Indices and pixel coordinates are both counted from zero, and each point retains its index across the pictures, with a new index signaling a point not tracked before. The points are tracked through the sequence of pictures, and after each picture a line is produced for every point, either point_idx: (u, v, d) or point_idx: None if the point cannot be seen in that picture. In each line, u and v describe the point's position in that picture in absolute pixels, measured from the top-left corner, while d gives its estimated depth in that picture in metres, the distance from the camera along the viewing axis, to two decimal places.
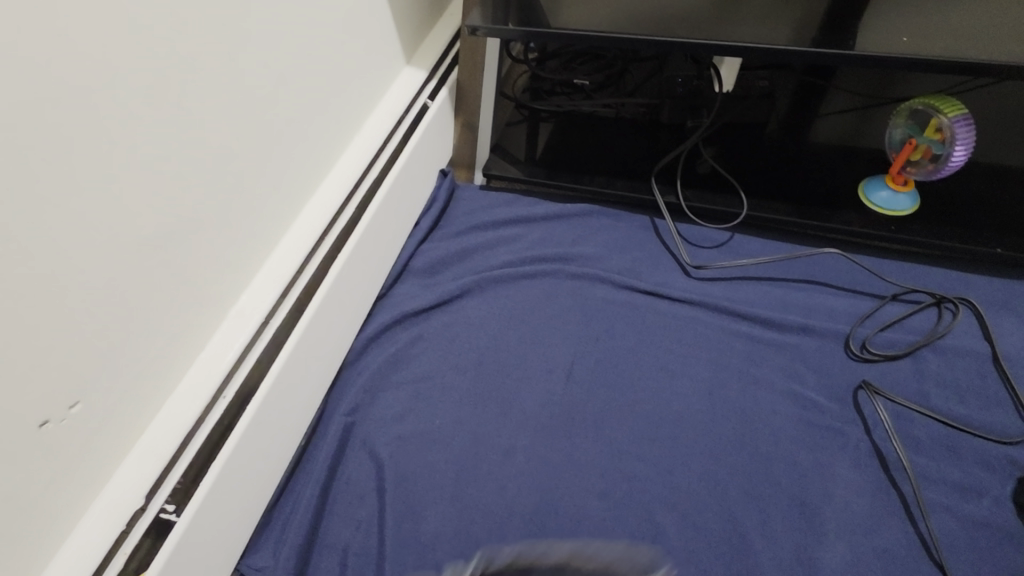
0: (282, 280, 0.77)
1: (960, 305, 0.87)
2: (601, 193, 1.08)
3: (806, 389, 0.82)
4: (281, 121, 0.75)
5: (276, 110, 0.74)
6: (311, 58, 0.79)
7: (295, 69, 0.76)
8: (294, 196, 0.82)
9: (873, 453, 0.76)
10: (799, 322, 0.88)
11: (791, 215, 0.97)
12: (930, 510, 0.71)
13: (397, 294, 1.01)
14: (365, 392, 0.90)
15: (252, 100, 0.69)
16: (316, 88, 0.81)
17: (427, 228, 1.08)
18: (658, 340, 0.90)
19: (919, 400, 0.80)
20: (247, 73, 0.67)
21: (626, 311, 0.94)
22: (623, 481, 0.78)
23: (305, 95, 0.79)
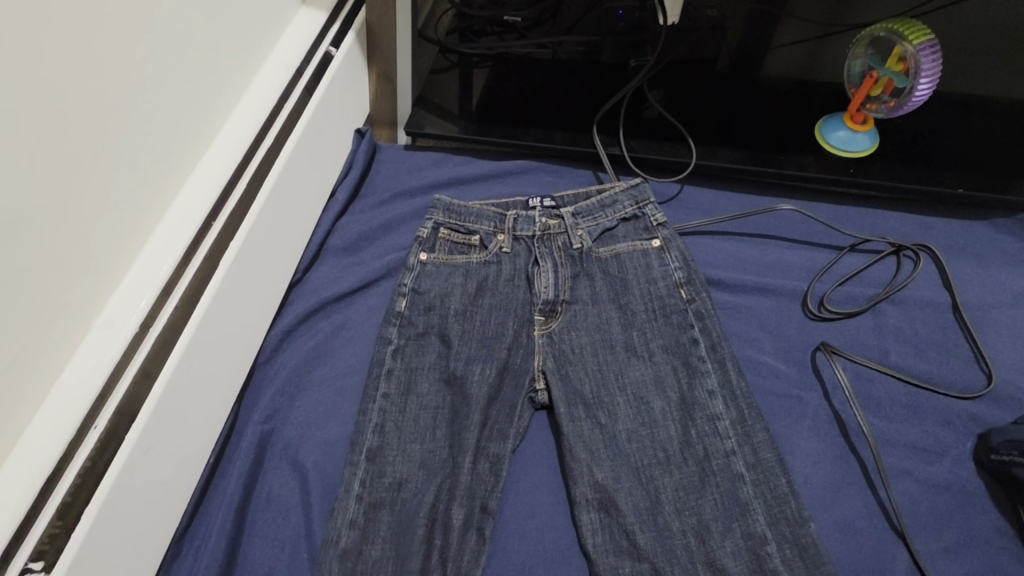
0: (159, 283, 0.66)
1: (920, 252, 0.81)
2: (538, 147, 0.96)
3: (763, 355, 0.77)
4: (135, 92, 0.62)
5: (125, 79, 0.61)
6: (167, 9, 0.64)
7: (145, 25, 0.62)
8: (168, 180, 0.69)
9: (833, 419, 0.72)
10: (754, 282, 0.82)
11: (743, 162, 0.89)
12: (891, 477, 0.67)
13: (315, 277, 0.90)
14: (283, 393, 0.80)
15: (87, 69, 0.56)
16: (177, 44, 0.67)
17: (346, 199, 0.96)
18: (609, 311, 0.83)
19: (879, 358, 0.75)
20: (78, 36, 0.54)
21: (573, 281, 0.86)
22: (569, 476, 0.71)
23: (164, 55, 0.65)
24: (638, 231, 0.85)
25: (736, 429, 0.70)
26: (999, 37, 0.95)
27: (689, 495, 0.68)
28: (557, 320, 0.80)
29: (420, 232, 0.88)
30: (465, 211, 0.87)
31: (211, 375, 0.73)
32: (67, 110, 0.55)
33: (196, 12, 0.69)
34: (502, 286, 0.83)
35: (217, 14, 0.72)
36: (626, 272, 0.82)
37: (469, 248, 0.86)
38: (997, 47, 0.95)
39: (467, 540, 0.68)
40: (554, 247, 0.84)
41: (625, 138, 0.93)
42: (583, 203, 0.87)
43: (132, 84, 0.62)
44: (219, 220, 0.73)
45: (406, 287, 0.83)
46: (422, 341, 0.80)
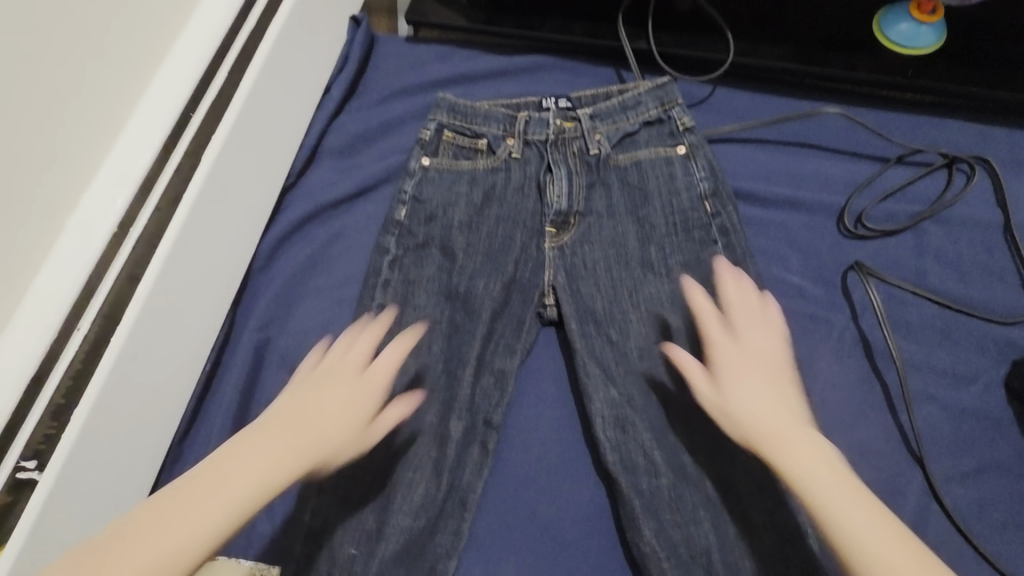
0: (135, 182, 0.61)
1: (975, 166, 0.73)
2: (554, 40, 0.86)
3: (789, 274, 0.71)
4: None
5: None
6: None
7: None
8: (136, 68, 0.63)
9: (860, 342, 0.67)
10: (786, 196, 0.75)
11: (787, 61, 0.78)
12: (915, 402, 0.64)
13: (310, 181, 0.83)
14: (279, 302, 0.76)
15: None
16: None
17: (342, 96, 0.87)
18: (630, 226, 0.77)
19: (916, 280, 0.69)
20: None
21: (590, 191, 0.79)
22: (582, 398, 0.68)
23: None
24: (661, 137, 0.77)
25: (754, 350, 0.67)
26: None
27: (702, 414, 0.65)
28: (570, 232, 0.74)
29: (422, 133, 0.81)
30: (471, 111, 0.79)
31: (202, 281, 0.69)
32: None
33: None
34: (511, 194, 0.77)
35: None
36: (647, 182, 0.76)
37: (476, 153, 0.79)
38: None
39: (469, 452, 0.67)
40: (568, 152, 0.77)
41: (653, 30, 0.82)
42: (603, 104, 0.78)
43: None
44: (197, 115, 0.68)
45: (407, 194, 0.78)
46: (423, 253, 0.76)
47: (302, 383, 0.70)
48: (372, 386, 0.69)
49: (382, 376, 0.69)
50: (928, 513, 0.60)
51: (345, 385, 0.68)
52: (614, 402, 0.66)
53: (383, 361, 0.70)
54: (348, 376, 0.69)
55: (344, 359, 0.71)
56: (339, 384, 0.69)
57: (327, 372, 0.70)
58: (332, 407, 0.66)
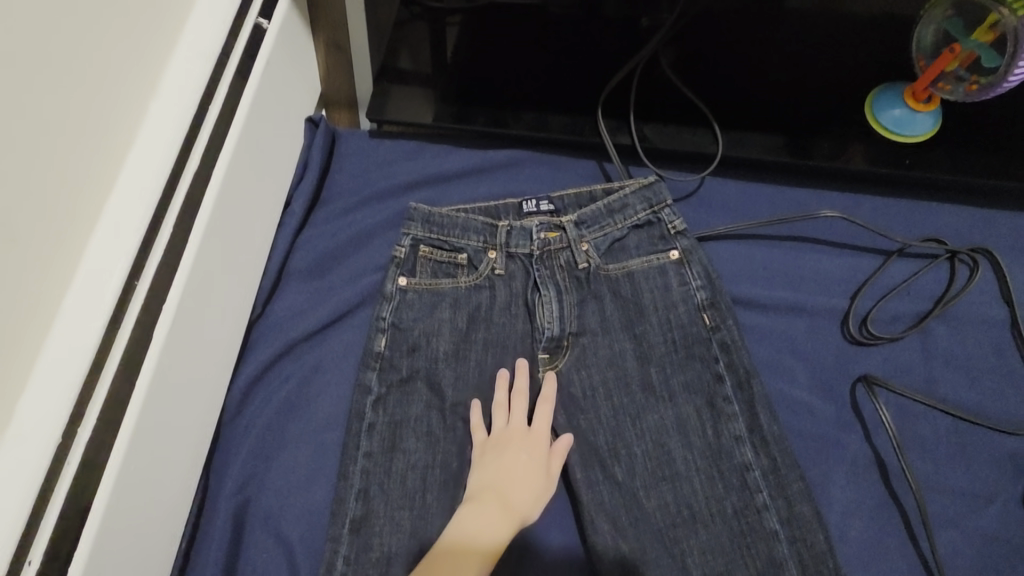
0: (77, 379, 0.52)
1: (977, 257, 0.70)
2: (531, 135, 0.80)
3: (798, 388, 0.68)
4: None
5: None
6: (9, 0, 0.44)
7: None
8: (69, 238, 0.53)
9: (874, 462, 0.64)
10: (788, 301, 0.71)
11: (780, 154, 0.74)
12: (936, 528, 0.62)
13: (278, 311, 0.76)
14: (256, 455, 0.70)
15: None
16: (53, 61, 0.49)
17: (305, 209, 0.80)
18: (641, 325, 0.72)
19: (926, 389, 0.67)
20: None
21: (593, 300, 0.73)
22: (586, 548, 0.64)
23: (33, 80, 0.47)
24: (652, 241, 0.72)
25: (767, 481, 0.63)
26: None
27: (716, 558, 0.62)
28: (564, 357, 0.70)
29: (396, 250, 0.75)
30: (447, 224, 0.74)
31: (166, 463, 0.61)
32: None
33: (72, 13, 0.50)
34: (498, 317, 0.72)
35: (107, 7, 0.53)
36: (640, 294, 0.71)
37: (457, 268, 0.74)
38: None
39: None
40: (556, 267, 0.72)
41: (636, 123, 0.77)
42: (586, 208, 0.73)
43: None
44: (146, 275, 0.58)
45: (385, 322, 0.72)
46: (410, 391, 0.70)
47: (481, 456, 0.67)
48: (534, 445, 0.67)
49: (538, 437, 0.67)
50: None
51: (529, 454, 0.66)
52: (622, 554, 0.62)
53: (538, 425, 0.67)
54: (518, 440, 0.67)
55: (514, 426, 0.67)
56: (521, 452, 0.66)
57: (497, 443, 0.67)
58: (526, 469, 0.65)
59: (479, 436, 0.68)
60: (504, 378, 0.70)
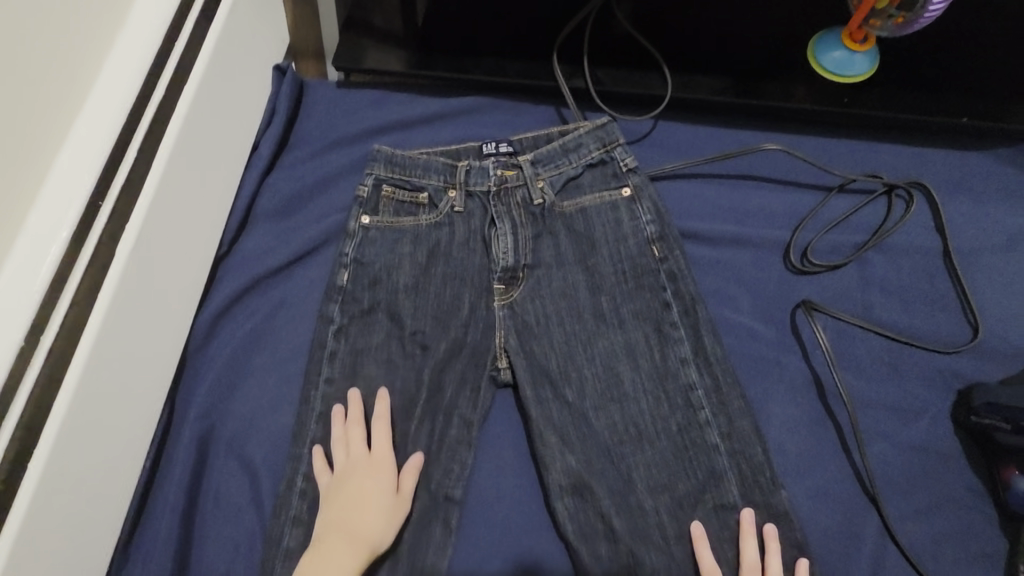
0: (42, 287, 0.56)
1: (914, 191, 0.74)
2: (491, 81, 0.82)
3: (740, 315, 0.71)
4: None
5: None
6: None
7: None
8: (31, 158, 0.56)
9: (811, 382, 0.68)
10: (733, 234, 0.74)
11: (726, 94, 0.77)
12: (867, 439, 0.65)
13: (245, 249, 0.79)
14: (222, 384, 0.72)
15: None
16: None
17: (272, 152, 0.83)
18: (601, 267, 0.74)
19: (862, 313, 0.70)
20: None
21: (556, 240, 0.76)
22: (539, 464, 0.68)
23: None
24: (606, 178, 0.75)
25: (709, 399, 0.66)
26: None
27: (659, 469, 0.65)
28: (519, 288, 0.73)
29: (359, 190, 0.76)
30: (409, 163, 0.75)
31: (129, 382, 0.64)
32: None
33: None
34: (456, 250, 0.74)
35: None
36: (593, 230, 0.73)
37: (418, 207, 0.75)
38: None
39: (430, 529, 0.66)
40: (512, 203, 0.74)
41: (589, 67, 0.80)
42: (544, 148, 0.75)
43: None
44: (108, 200, 0.62)
45: (348, 257, 0.74)
46: (370, 321, 0.72)
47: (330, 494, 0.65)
48: (381, 470, 0.66)
49: (382, 463, 0.66)
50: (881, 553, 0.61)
51: (374, 481, 0.65)
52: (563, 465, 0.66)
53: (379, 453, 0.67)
54: (360, 472, 0.65)
55: (353, 459, 0.66)
56: (365, 483, 0.65)
57: (344, 477, 0.65)
58: (375, 497, 0.64)
59: (326, 478, 0.66)
60: (339, 416, 0.68)
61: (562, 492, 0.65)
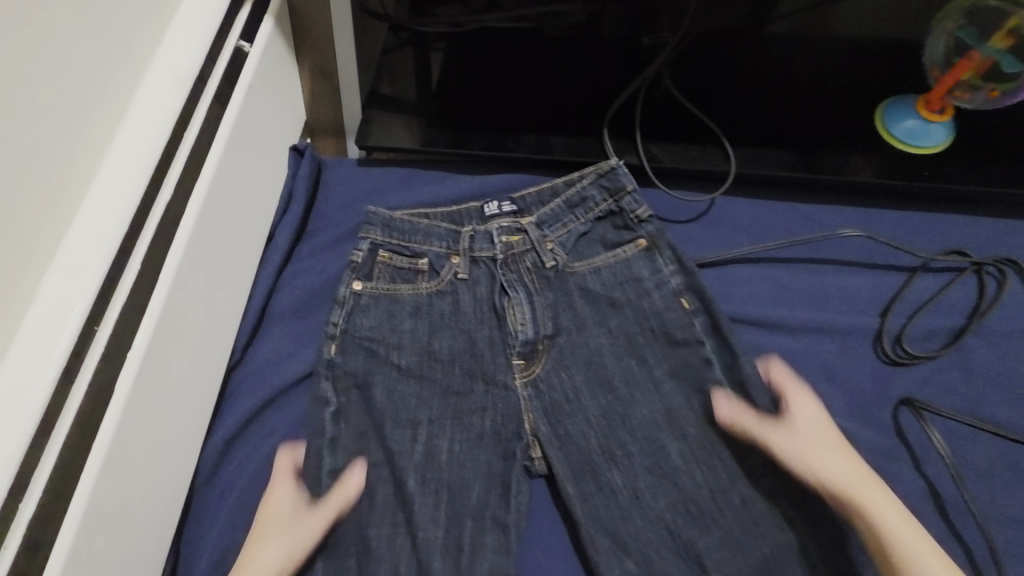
0: (22, 444, 0.42)
1: (1004, 269, 0.68)
2: (532, 157, 0.75)
3: (835, 415, 0.63)
4: None
5: None
6: None
7: None
8: (11, 281, 0.43)
9: (928, 492, 0.59)
10: (816, 322, 0.67)
11: (794, 170, 0.71)
12: (1007, 562, 0.56)
13: (260, 355, 0.69)
14: (236, 523, 0.61)
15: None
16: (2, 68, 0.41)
17: (289, 241, 0.74)
18: (629, 349, 0.67)
19: (971, 410, 0.62)
20: None
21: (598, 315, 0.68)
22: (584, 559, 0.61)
23: None
24: (615, 233, 0.69)
25: (769, 470, 0.61)
26: None
27: None
28: (540, 363, 0.65)
29: (352, 254, 0.68)
30: (408, 228, 0.67)
31: (128, 545, 0.51)
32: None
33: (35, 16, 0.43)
34: (495, 351, 0.66)
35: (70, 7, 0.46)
36: (614, 289, 0.68)
37: (416, 274, 0.68)
38: None
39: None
40: (522, 269, 0.67)
41: (643, 141, 0.73)
42: (546, 207, 0.69)
43: None
44: (109, 321, 0.50)
45: (335, 329, 0.65)
46: (412, 437, 0.63)
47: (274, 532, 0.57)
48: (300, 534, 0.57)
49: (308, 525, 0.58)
50: None
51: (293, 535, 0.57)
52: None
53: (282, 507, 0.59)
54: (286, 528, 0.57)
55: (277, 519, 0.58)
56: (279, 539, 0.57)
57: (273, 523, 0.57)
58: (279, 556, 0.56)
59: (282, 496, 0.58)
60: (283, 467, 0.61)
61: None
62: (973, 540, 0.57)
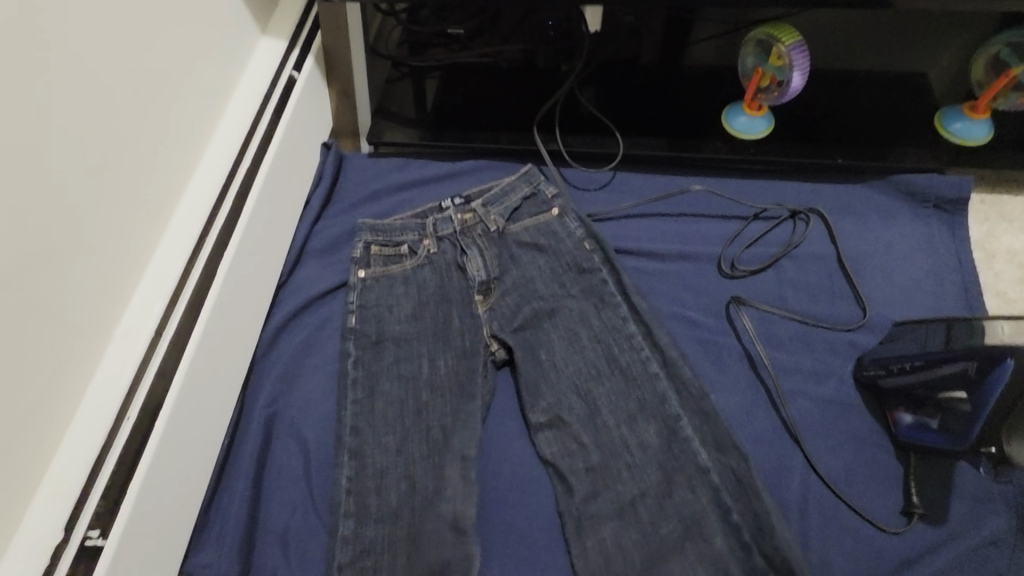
0: (168, 291, 0.77)
1: (811, 215, 0.97)
2: (487, 147, 1.09)
3: (686, 310, 0.92)
4: (132, 136, 0.73)
5: (122, 124, 0.72)
6: (144, 57, 0.74)
7: (138, 79, 0.73)
8: (163, 206, 0.80)
9: (744, 356, 0.87)
10: (678, 251, 0.96)
11: (663, 149, 1.03)
12: (789, 397, 0.83)
13: (300, 278, 1.01)
14: (283, 381, 0.92)
15: (71, 116, 0.65)
16: (164, 92, 0.78)
17: (320, 206, 1.07)
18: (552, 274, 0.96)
19: (780, 305, 0.91)
20: (80, 99, 0.65)
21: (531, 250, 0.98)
22: (526, 420, 0.89)
23: (148, 100, 0.75)
24: (538, 205, 1.00)
25: (646, 342, 0.88)
26: (882, 29, 1.09)
27: (629, 427, 0.82)
28: (493, 296, 0.95)
29: (353, 253, 1.00)
30: (388, 228, 0.99)
31: (218, 373, 0.83)
32: (52, 151, 0.63)
33: (179, 66, 0.80)
34: (458, 278, 0.96)
35: (194, 60, 0.83)
36: (539, 239, 0.98)
37: (401, 257, 0.99)
38: (879, 42, 1.09)
39: (441, 489, 0.82)
40: (475, 236, 0.98)
41: (561, 134, 1.06)
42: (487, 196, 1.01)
43: (129, 130, 0.73)
44: (212, 234, 0.84)
45: (353, 304, 0.95)
46: (396, 323, 0.94)
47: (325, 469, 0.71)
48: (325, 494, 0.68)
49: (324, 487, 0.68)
50: (809, 484, 0.77)
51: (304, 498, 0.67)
52: (554, 438, 0.85)
53: None
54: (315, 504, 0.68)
55: None
56: None
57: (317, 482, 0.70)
58: None
59: None
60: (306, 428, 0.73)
61: (575, 460, 0.81)
62: (770, 383, 0.84)
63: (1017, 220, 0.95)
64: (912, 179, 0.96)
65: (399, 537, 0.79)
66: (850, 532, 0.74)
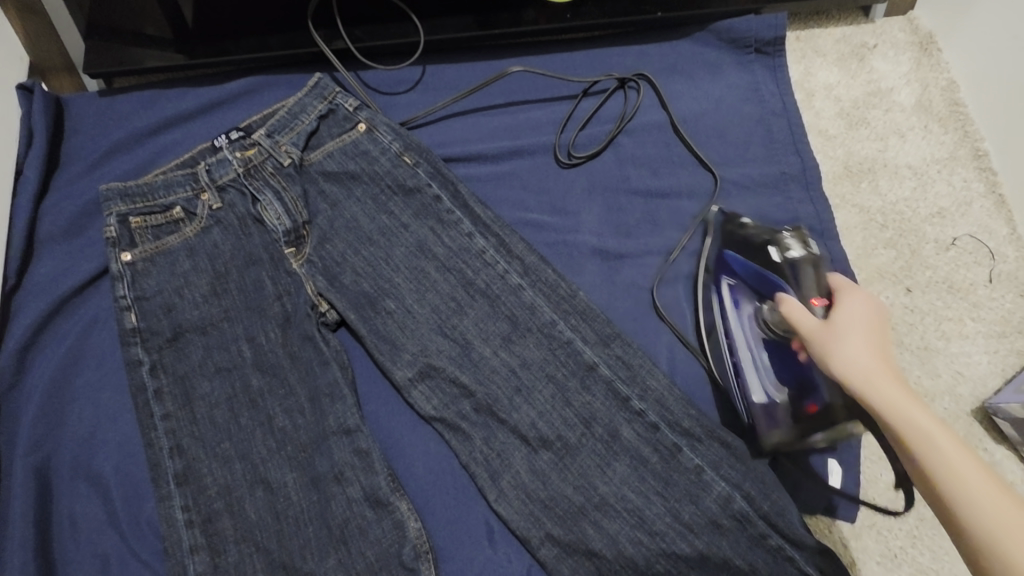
0: None
1: (640, 82, 0.88)
2: (254, 58, 0.87)
3: (529, 213, 0.82)
4: None
5: None
6: None
7: None
8: None
9: (597, 248, 0.80)
10: (509, 147, 0.84)
11: (469, 30, 0.88)
12: (643, 282, 0.79)
13: (37, 277, 0.76)
14: (47, 414, 0.71)
15: None
16: None
17: (40, 174, 0.79)
18: (374, 202, 0.79)
19: (624, 187, 0.84)
20: None
21: (343, 181, 0.80)
22: (387, 377, 0.75)
23: None
24: (339, 123, 0.81)
25: (500, 254, 0.77)
26: None
27: (490, 357, 0.73)
28: (308, 244, 0.77)
29: (107, 232, 0.75)
30: (147, 189, 0.76)
31: None
32: None
33: None
34: (257, 233, 0.77)
35: None
36: (349, 164, 0.80)
37: (176, 223, 0.76)
38: None
39: (288, 487, 0.68)
40: (266, 175, 0.78)
41: (345, 29, 0.87)
42: (272, 120, 0.80)
43: None
44: None
45: (127, 299, 0.73)
46: (190, 306, 0.74)
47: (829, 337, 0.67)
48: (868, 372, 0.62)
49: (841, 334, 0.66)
50: (674, 364, 0.75)
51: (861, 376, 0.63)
52: (418, 393, 0.73)
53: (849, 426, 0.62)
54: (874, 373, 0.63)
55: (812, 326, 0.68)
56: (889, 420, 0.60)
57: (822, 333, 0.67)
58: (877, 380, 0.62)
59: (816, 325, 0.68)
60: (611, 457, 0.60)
61: (437, 407, 0.73)
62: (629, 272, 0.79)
63: (829, 53, 0.94)
64: (731, 26, 0.90)
65: (252, 558, 0.65)
66: (719, 402, 0.74)
